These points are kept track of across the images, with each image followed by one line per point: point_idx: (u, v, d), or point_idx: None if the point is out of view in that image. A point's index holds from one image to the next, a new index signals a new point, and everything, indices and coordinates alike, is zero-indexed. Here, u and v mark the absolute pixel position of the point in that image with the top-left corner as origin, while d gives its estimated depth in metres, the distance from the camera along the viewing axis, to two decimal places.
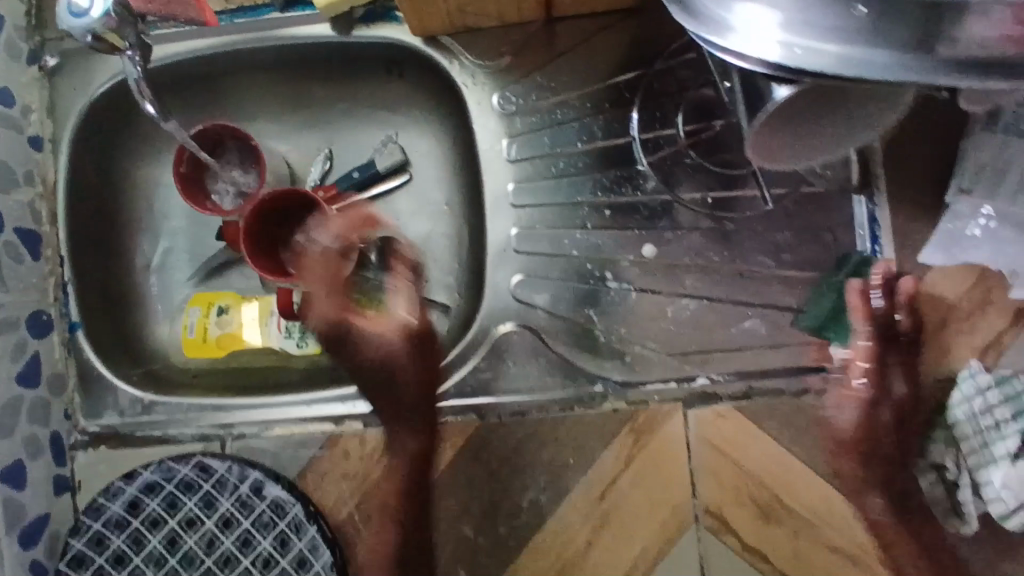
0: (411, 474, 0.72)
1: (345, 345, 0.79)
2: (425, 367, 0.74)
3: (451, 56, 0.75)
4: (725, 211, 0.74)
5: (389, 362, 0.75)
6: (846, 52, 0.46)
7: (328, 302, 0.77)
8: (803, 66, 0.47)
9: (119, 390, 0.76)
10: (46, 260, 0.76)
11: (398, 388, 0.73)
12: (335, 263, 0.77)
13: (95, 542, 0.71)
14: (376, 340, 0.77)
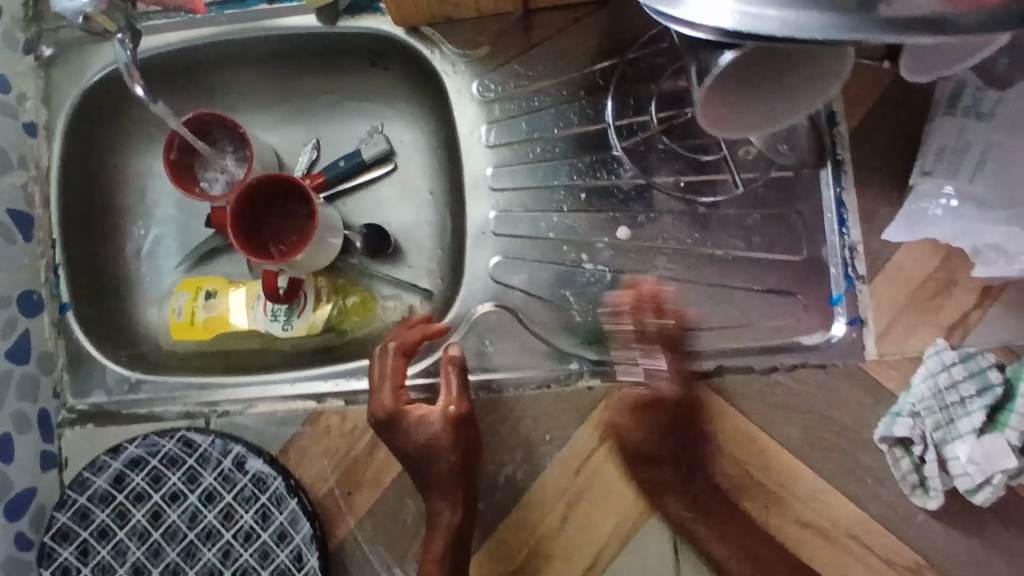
0: (451, 545, 0.68)
1: (385, 434, 0.69)
2: (461, 450, 0.68)
3: (431, 45, 0.78)
4: (697, 195, 0.77)
5: (440, 452, 0.68)
6: (789, 15, 0.49)
7: (384, 396, 0.69)
8: (750, 30, 0.49)
9: (107, 369, 0.77)
10: (38, 242, 0.77)
11: (435, 469, 0.68)
12: (394, 360, 0.70)
13: (80, 516, 0.72)
14: (420, 430, 0.68)
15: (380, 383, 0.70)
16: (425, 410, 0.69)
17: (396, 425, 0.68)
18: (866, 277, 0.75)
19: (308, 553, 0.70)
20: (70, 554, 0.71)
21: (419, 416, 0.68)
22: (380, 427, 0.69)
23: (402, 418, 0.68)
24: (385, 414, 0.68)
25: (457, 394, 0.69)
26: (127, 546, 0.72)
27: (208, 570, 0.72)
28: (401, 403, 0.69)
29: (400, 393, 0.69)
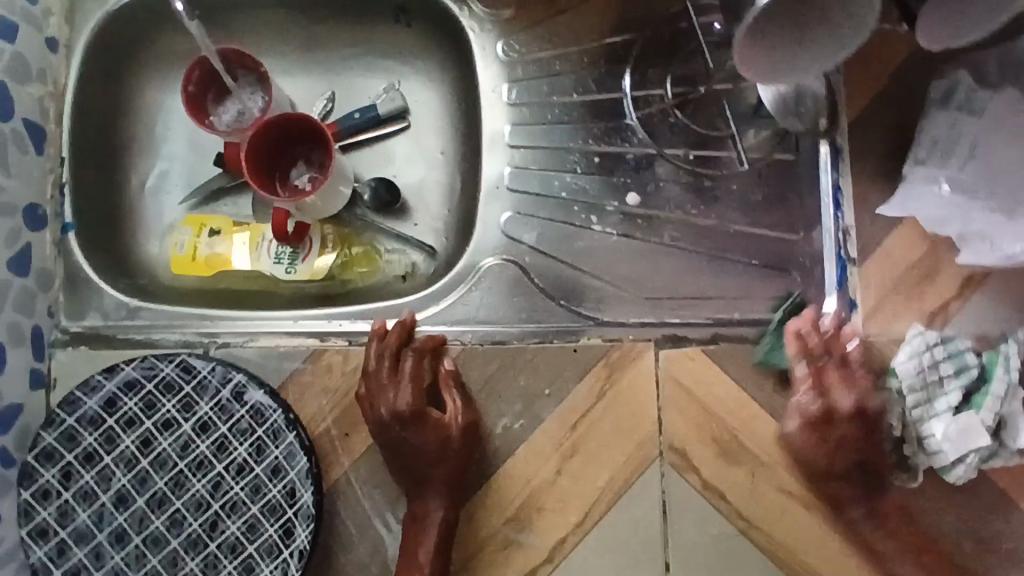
0: (443, 537, 0.71)
1: (390, 431, 0.72)
2: (462, 452, 0.73)
3: (462, 3, 0.81)
4: (706, 167, 0.80)
5: (447, 453, 0.72)
6: None
7: (402, 397, 0.72)
8: None
9: (106, 293, 0.77)
10: (48, 157, 0.78)
11: (441, 467, 0.72)
12: (407, 365, 0.73)
13: (66, 438, 0.71)
14: (435, 433, 0.72)
15: (394, 384, 0.72)
16: (435, 416, 0.73)
17: (408, 424, 0.72)
18: (858, 259, 0.78)
19: (302, 489, 0.70)
20: (52, 476, 0.70)
21: (434, 420, 0.73)
22: (392, 425, 0.72)
23: (416, 420, 0.72)
24: (402, 414, 0.72)
25: (459, 404, 0.74)
26: (112, 473, 0.71)
27: (196, 500, 0.70)
28: (418, 406, 0.72)
29: (417, 396, 0.73)
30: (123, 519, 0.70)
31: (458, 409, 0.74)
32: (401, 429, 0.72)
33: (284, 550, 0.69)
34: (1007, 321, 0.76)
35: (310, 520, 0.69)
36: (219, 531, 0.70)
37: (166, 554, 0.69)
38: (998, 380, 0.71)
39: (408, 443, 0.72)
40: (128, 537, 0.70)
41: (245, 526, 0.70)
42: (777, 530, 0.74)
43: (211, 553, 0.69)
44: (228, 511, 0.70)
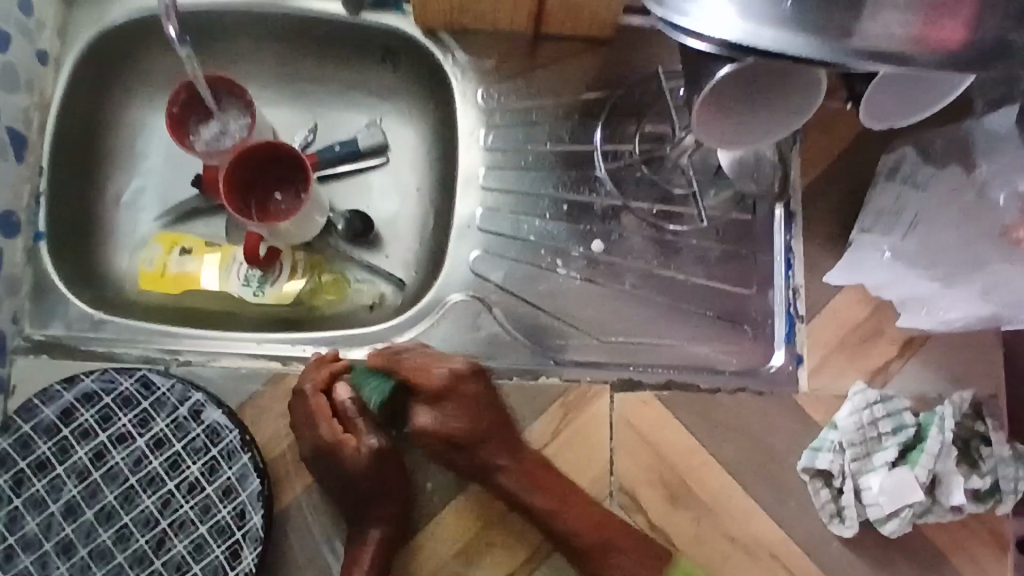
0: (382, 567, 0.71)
1: (315, 464, 0.73)
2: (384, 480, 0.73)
3: (446, 50, 0.85)
4: (668, 222, 0.84)
5: (368, 482, 0.73)
6: (780, 36, 0.54)
7: (320, 431, 0.72)
8: (752, 43, 0.54)
9: (72, 303, 0.78)
10: (27, 166, 0.79)
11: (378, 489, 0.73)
12: (320, 399, 0.73)
13: (20, 445, 0.71)
14: (355, 460, 0.73)
15: (311, 419, 0.73)
16: (350, 443, 0.73)
17: (329, 455, 0.73)
18: (806, 316, 0.81)
19: (252, 511, 0.70)
20: (3, 481, 0.70)
21: (350, 449, 0.73)
22: (315, 458, 0.73)
23: (335, 449, 0.73)
24: (321, 447, 0.72)
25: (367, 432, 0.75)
26: (63, 482, 0.71)
27: (145, 516, 0.70)
28: (334, 436, 0.73)
29: (333, 426, 0.73)
30: (70, 530, 0.70)
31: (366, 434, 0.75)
32: (326, 457, 0.73)
33: (229, 572, 0.69)
34: (942, 384, 0.80)
35: (257, 543, 0.69)
36: (166, 549, 0.70)
37: (110, 568, 0.69)
38: (931, 439, 0.75)
39: (337, 468, 0.73)
40: (74, 548, 0.69)
41: (192, 545, 0.70)
42: (715, 574, 0.76)
43: (156, 570, 0.69)
44: (176, 529, 0.70)
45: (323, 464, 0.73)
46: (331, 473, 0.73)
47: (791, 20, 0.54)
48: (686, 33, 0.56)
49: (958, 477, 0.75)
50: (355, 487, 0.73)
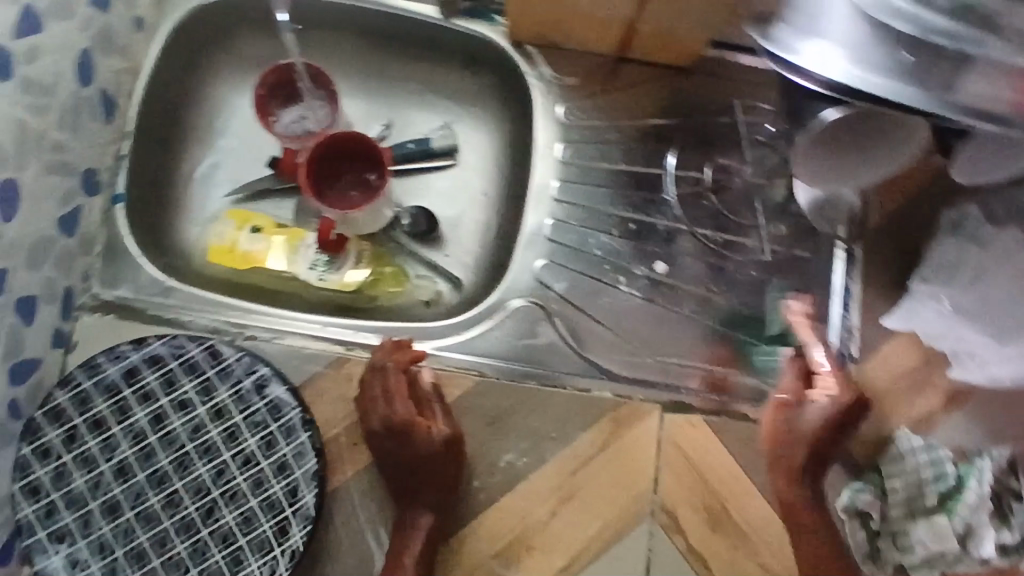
0: (424, 552, 0.71)
1: (384, 444, 0.73)
2: (447, 466, 0.73)
3: (531, 63, 0.87)
4: (729, 251, 0.86)
5: (431, 468, 0.73)
6: (895, 84, 0.56)
7: (396, 409, 0.72)
8: (868, 88, 0.56)
9: (144, 268, 0.79)
10: (114, 129, 0.80)
11: (427, 479, 0.73)
12: (399, 377, 0.73)
13: (79, 401, 0.71)
14: (424, 443, 0.72)
15: (387, 397, 0.73)
16: (423, 425, 0.73)
17: (402, 435, 0.72)
18: (858, 357, 0.83)
19: (305, 490, 0.71)
20: (57, 436, 0.70)
21: (423, 431, 0.72)
22: (385, 437, 0.73)
23: (407, 430, 0.72)
24: (395, 425, 0.72)
25: (443, 419, 0.75)
26: (117, 443, 0.71)
27: (197, 484, 0.71)
28: (408, 415, 0.72)
29: (409, 406, 0.73)
30: (119, 491, 0.70)
31: (442, 420, 0.74)
32: (393, 439, 0.73)
33: (276, 548, 0.69)
34: (989, 440, 0.81)
35: (307, 521, 0.70)
36: (214, 519, 0.70)
37: (156, 533, 0.69)
38: (971, 489, 0.77)
39: (400, 452, 0.73)
40: (120, 510, 0.70)
41: (241, 518, 0.70)
42: None
43: (202, 539, 0.69)
44: (226, 500, 0.71)
45: (390, 446, 0.73)
46: (392, 458, 0.73)
47: (903, 69, 0.56)
48: (795, 72, 0.59)
49: (989, 529, 0.76)
50: (409, 475, 0.73)
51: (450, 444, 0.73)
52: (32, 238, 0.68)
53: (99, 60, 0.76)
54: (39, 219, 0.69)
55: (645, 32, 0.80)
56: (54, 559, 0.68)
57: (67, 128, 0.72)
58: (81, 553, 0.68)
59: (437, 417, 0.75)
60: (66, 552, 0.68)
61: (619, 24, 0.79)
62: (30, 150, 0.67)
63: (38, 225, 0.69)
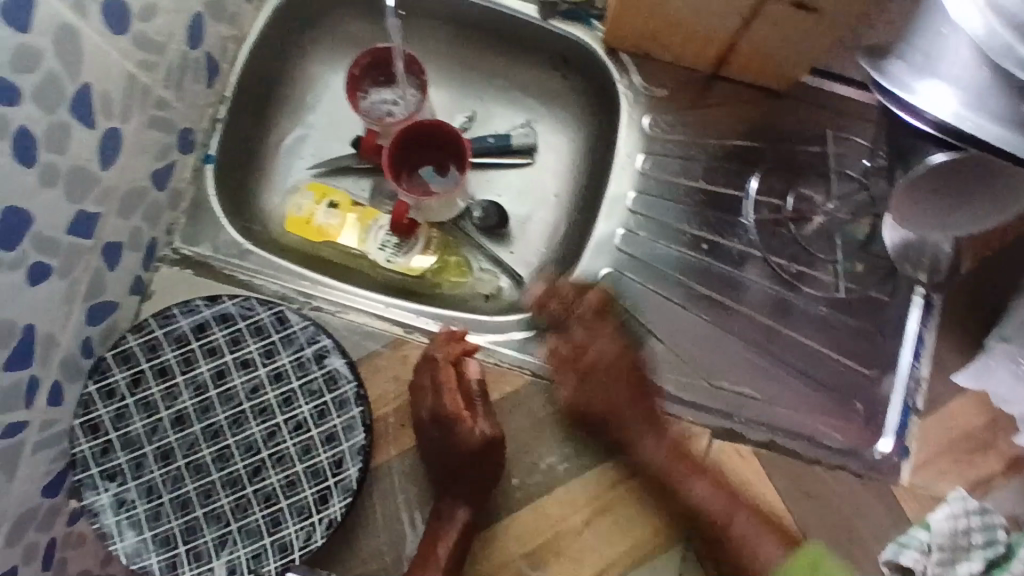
0: (459, 541, 0.72)
1: (430, 434, 0.75)
2: (488, 462, 0.74)
3: (623, 71, 0.87)
4: (800, 283, 0.84)
5: (472, 461, 0.73)
6: (1006, 133, 0.54)
7: (442, 402, 0.74)
8: (975, 134, 0.54)
9: (224, 229, 0.82)
10: (215, 94, 0.83)
11: (469, 472, 0.73)
12: (447, 369, 0.75)
13: (148, 348, 0.74)
14: (464, 440, 0.73)
15: (436, 388, 0.75)
16: (467, 420, 0.74)
17: (447, 427, 0.74)
18: (923, 411, 0.78)
19: (350, 463, 0.72)
20: (122, 378, 0.73)
21: (466, 426, 0.73)
22: (431, 425, 0.75)
23: (451, 422, 0.73)
24: (441, 415, 0.74)
25: (485, 416, 0.75)
26: (178, 393, 0.74)
27: (249, 442, 0.73)
28: (455, 408, 0.74)
29: (457, 399, 0.74)
30: (174, 439, 0.73)
31: (483, 417, 0.75)
32: (440, 430, 0.75)
33: (314, 514, 0.71)
34: None
35: (347, 494, 0.72)
36: (259, 478, 0.73)
37: (203, 484, 0.72)
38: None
39: (444, 445, 0.74)
40: (173, 457, 0.73)
41: (285, 481, 0.72)
42: None
43: (246, 496, 0.72)
44: (274, 462, 0.73)
45: (435, 438, 0.75)
46: (438, 449, 0.75)
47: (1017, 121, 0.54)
48: (904, 108, 0.57)
49: None
50: (450, 469, 0.74)
51: (490, 444, 0.73)
52: (128, 187, 0.72)
53: (209, 25, 0.79)
54: (135, 170, 0.72)
55: (744, 50, 0.79)
56: (102, 497, 0.71)
57: (171, 86, 0.75)
58: (128, 494, 0.72)
59: (478, 413, 0.76)
60: (115, 490, 0.72)
61: (719, 40, 0.78)
62: (134, 103, 0.70)
63: (133, 175, 0.72)
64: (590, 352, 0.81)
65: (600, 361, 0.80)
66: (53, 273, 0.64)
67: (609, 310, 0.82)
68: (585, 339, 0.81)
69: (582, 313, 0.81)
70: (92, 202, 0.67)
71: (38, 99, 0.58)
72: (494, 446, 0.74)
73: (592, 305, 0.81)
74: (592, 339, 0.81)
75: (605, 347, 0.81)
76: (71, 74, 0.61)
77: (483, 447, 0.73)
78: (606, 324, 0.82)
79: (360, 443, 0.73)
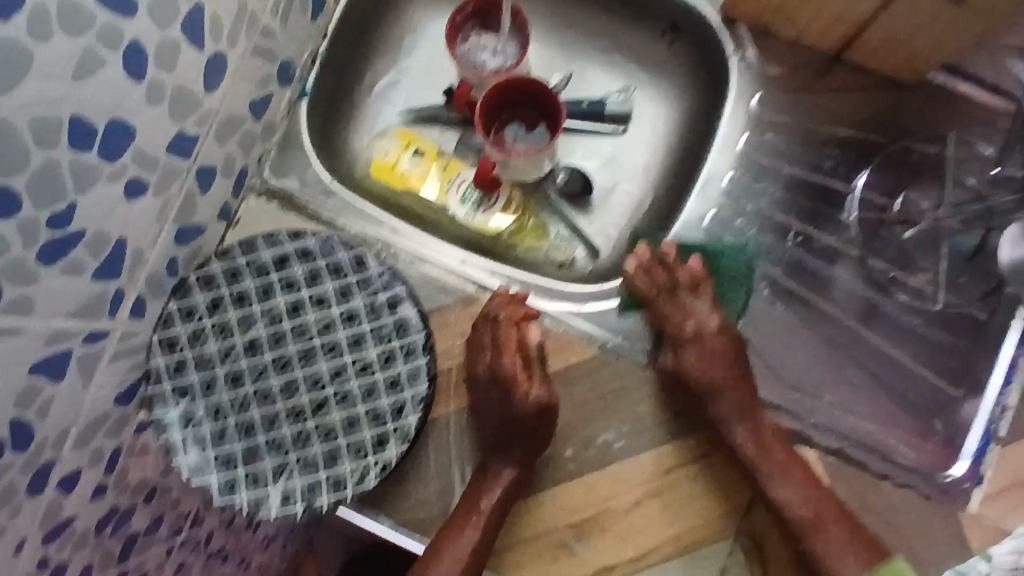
0: (502, 500, 0.72)
1: (483, 393, 0.75)
2: (543, 428, 0.74)
3: (737, 45, 0.83)
4: (895, 290, 0.79)
5: (526, 426, 0.73)
6: None
7: (501, 362, 0.73)
8: None
9: (312, 166, 0.83)
10: (317, 28, 0.83)
11: (520, 437, 0.73)
12: (509, 332, 0.73)
13: (231, 274, 0.77)
14: (520, 404, 0.72)
15: (495, 348, 0.74)
16: (524, 385, 0.74)
17: (503, 389, 0.74)
18: (1004, 440, 0.75)
19: (410, 411, 0.74)
20: (203, 300, 0.76)
21: (523, 391, 0.73)
22: (486, 384, 0.75)
23: (507, 385, 0.73)
24: (498, 376, 0.74)
25: (541, 381, 0.75)
26: (254, 320, 0.77)
27: (315, 377, 0.75)
28: (513, 371, 0.73)
29: (516, 361, 0.73)
30: (245, 363, 0.76)
31: (539, 382, 0.74)
32: (496, 390, 0.74)
33: (371, 455, 0.73)
34: None
35: (404, 441, 0.73)
36: (322, 414, 0.74)
37: (268, 412, 0.75)
38: None
39: (498, 404, 0.74)
40: (242, 381, 0.75)
41: (346, 420, 0.74)
42: None
43: (307, 429, 0.74)
44: (337, 400, 0.75)
45: (490, 397, 0.75)
46: (494, 409, 0.74)
47: None
48: None
49: None
50: (500, 431, 0.73)
51: (545, 412, 0.73)
52: (227, 113, 0.72)
53: None
54: (236, 97, 0.73)
55: (877, 35, 0.74)
56: (171, 411, 0.74)
57: (278, 16, 0.75)
58: (196, 411, 0.75)
59: (535, 377, 0.75)
60: (184, 407, 0.74)
61: (850, 20, 0.73)
62: (243, 29, 0.70)
63: (233, 102, 0.73)
64: (711, 359, 0.75)
65: (691, 333, 0.77)
66: (149, 189, 0.65)
67: (707, 280, 0.79)
68: (685, 309, 0.78)
69: (687, 284, 0.78)
70: (191, 123, 0.68)
71: (154, 14, 0.59)
72: (549, 414, 0.73)
73: (693, 273, 0.78)
74: (697, 318, 0.77)
75: (700, 312, 0.78)
76: None
77: (538, 415, 0.73)
78: (702, 299, 0.78)
79: (418, 390, 0.74)
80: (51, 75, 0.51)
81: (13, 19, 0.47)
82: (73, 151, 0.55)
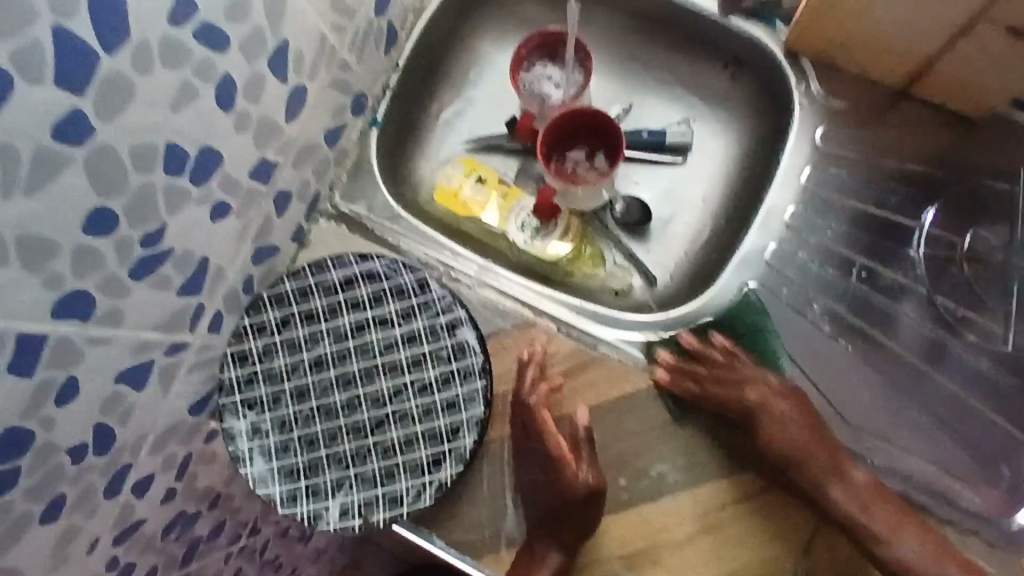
0: None
1: (529, 463, 0.75)
2: (592, 506, 0.73)
3: (802, 78, 0.83)
4: (962, 329, 0.77)
5: (573, 506, 0.73)
6: None
7: (546, 445, 0.73)
8: None
9: (380, 191, 0.87)
10: (389, 62, 0.87)
11: (569, 512, 0.73)
12: (543, 414, 0.75)
13: (300, 293, 0.80)
14: (569, 485, 0.72)
15: (537, 432, 0.74)
16: (571, 465, 0.73)
17: (549, 471, 0.73)
18: None
19: (466, 432, 0.76)
20: (273, 317, 0.79)
21: (570, 472, 0.72)
22: (532, 465, 0.74)
23: (554, 467, 0.72)
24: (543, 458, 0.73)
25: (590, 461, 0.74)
26: (321, 337, 0.80)
27: (376, 395, 0.78)
28: (558, 451, 0.73)
29: (560, 443, 0.73)
30: (311, 379, 0.79)
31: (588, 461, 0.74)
32: (541, 468, 0.74)
33: (426, 475, 0.75)
34: None
35: (460, 462, 0.75)
36: (381, 431, 0.77)
37: (330, 426, 0.77)
38: None
39: (544, 483, 0.73)
40: (307, 397, 0.78)
41: (405, 438, 0.76)
42: None
43: (366, 445, 0.77)
44: (396, 418, 0.77)
45: (538, 477, 0.74)
46: (540, 484, 0.74)
47: None
48: None
49: None
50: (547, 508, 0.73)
51: (593, 493, 0.73)
52: (304, 141, 0.76)
53: None
54: (314, 126, 0.77)
55: (946, 71, 0.73)
56: (240, 422, 0.77)
57: (355, 51, 0.79)
58: (263, 424, 0.78)
59: (582, 456, 0.74)
60: (252, 419, 0.77)
61: (919, 54, 0.73)
62: (322, 63, 0.74)
63: (310, 131, 0.77)
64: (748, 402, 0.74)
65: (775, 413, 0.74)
66: (231, 212, 0.69)
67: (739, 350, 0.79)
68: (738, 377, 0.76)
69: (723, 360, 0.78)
70: (272, 151, 0.72)
71: (245, 50, 0.62)
72: (596, 495, 0.73)
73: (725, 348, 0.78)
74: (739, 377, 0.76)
75: (785, 405, 0.74)
76: (274, 32, 0.65)
77: (586, 497, 0.73)
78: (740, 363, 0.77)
79: (476, 411, 0.76)
80: (151, 105, 0.55)
81: (120, 54, 0.51)
82: (167, 175, 0.60)
